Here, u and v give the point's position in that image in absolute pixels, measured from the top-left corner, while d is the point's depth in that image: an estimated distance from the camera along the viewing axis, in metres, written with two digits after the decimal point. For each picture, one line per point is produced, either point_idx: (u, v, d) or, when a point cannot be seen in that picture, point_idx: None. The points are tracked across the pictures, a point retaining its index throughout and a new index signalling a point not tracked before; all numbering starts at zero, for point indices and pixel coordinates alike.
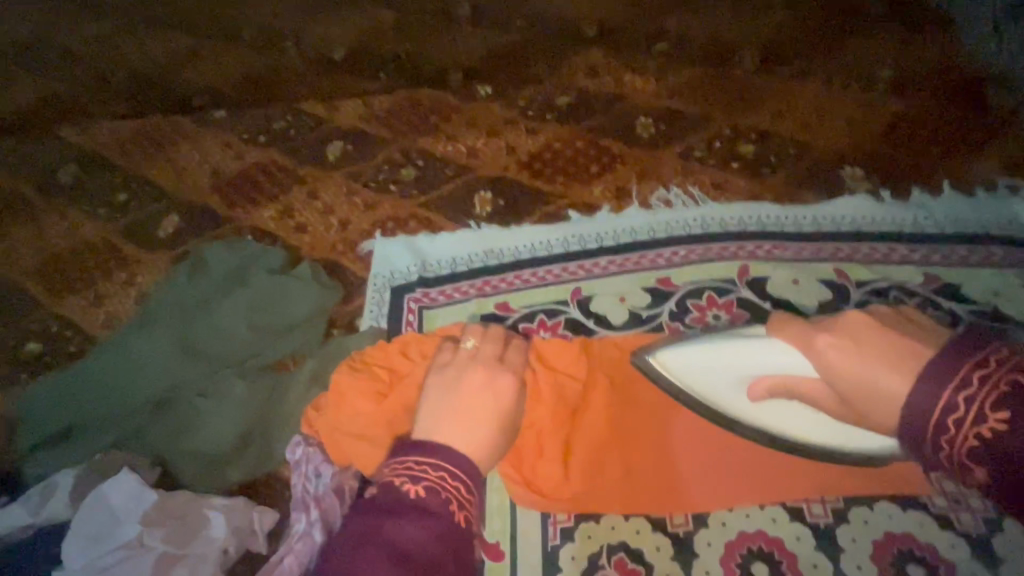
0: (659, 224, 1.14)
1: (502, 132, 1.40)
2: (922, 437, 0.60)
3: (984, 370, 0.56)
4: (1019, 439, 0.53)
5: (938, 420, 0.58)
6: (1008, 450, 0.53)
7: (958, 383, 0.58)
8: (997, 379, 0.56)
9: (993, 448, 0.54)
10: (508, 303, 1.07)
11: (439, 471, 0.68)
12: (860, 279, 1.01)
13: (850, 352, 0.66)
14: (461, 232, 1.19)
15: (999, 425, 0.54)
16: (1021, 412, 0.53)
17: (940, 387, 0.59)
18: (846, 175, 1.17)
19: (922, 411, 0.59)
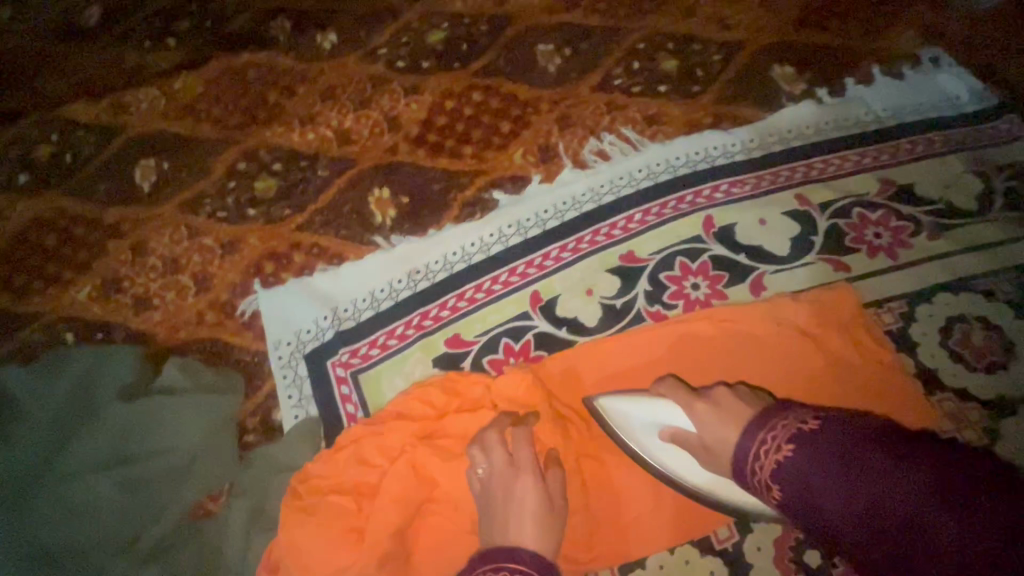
0: (602, 185, 0.96)
1: (373, 99, 1.07)
2: (747, 476, 0.63)
3: (785, 419, 0.62)
4: (805, 459, 0.57)
5: (750, 459, 0.63)
6: (799, 468, 0.57)
7: (781, 416, 0.63)
8: (791, 423, 0.61)
9: (789, 469, 0.58)
10: (462, 335, 0.87)
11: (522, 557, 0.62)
12: (822, 201, 0.93)
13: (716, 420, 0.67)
14: (370, 256, 0.93)
15: (790, 451, 0.59)
16: (814, 446, 0.57)
17: (758, 428, 0.63)
18: (779, 77, 1.04)
19: (748, 455, 0.63)
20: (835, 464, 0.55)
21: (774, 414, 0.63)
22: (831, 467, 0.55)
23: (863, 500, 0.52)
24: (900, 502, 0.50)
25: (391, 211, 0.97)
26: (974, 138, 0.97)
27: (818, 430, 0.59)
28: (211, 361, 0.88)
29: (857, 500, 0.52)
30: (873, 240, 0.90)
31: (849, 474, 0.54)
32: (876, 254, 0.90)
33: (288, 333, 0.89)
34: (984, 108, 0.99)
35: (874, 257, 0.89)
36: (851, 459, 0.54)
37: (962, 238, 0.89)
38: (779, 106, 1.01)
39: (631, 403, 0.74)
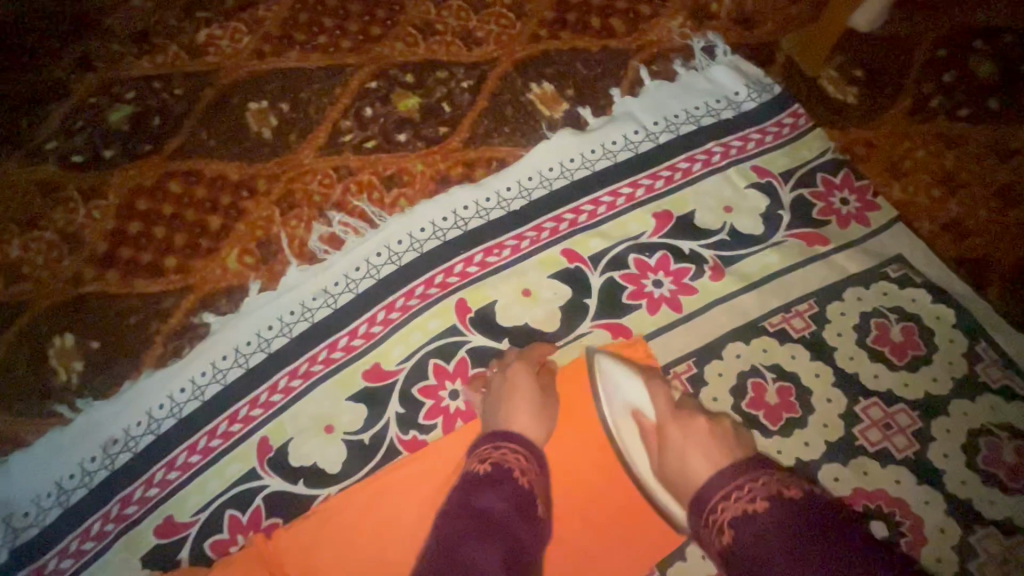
0: (335, 283, 0.78)
1: (44, 214, 0.84)
2: (700, 520, 0.59)
3: (756, 478, 0.56)
4: (778, 530, 0.51)
5: (711, 502, 0.58)
6: (759, 538, 0.52)
7: (750, 478, 0.57)
8: (774, 482, 0.55)
9: (753, 527, 0.53)
10: (175, 517, 0.70)
11: (508, 447, 0.65)
12: (593, 253, 0.79)
13: (688, 443, 0.63)
14: (48, 436, 0.73)
15: (764, 511, 0.53)
16: (780, 528, 0.51)
17: (727, 479, 0.58)
18: (537, 99, 0.87)
19: (696, 516, 0.60)
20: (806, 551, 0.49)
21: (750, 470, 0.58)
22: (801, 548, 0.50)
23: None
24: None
25: (78, 364, 0.77)
26: (755, 141, 0.84)
27: (795, 504, 0.53)
28: None
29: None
30: (653, 290, 0.77)
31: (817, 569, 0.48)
32: (658, 309, 0.76)
33: None
34: (763, 101, 0.86)
35: (656, 312, 0.76)
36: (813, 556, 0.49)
37: (750, 271, 0.77)
38: (538, 138, 0.85)
39: (624, 388, 0.70)
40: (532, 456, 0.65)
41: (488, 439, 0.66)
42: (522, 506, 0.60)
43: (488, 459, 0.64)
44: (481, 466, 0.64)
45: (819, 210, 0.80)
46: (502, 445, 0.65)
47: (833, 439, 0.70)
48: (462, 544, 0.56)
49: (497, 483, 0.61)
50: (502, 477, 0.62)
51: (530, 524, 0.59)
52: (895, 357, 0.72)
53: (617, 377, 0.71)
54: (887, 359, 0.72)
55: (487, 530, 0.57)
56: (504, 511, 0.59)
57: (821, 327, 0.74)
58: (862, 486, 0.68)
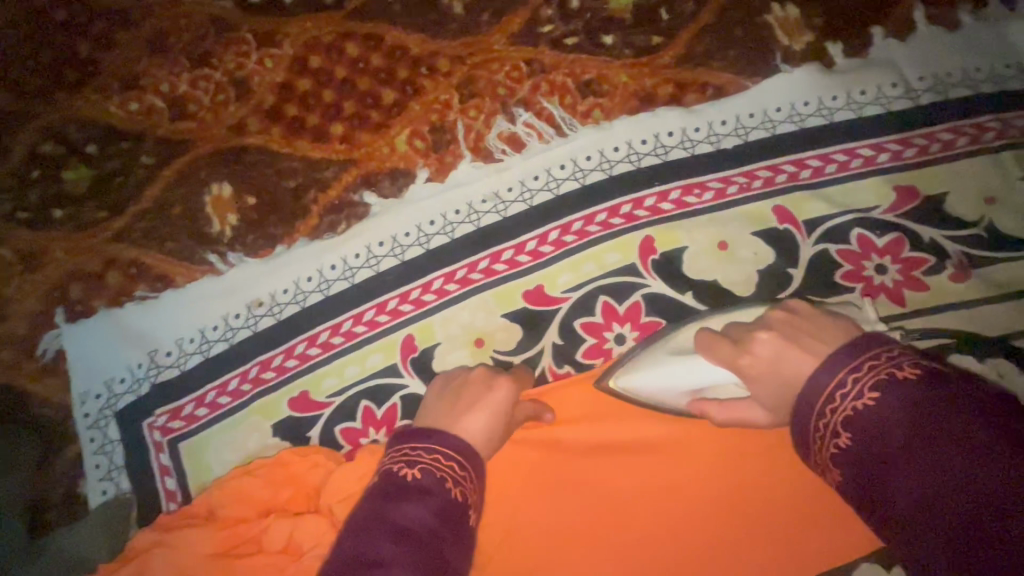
0: (509, 189, 0.70)
1: (215, 53, 0.79)
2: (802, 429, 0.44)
3: (864, 360, 0.42)
4: (911, 405, 0.38)
5: (817, 401, 0.43)
6: (894, 411, 0.38)
7: (868, 357, 0.42)
8: (891, 362, 0.41)
9: (875, 420, 0.39)
10: (313, 394, 0.68)
11: (442, 454, 0.51)
12: (810, 217, 0.67)
13: (782, 351, 0.49)
14: (199, 283, 0.71)
15: (882, 404, 0.39)
16: (915, 394, 0.38)
17: (834, 363, 0.43)
18: (775, 23, 0.73)
19: (806, 425, 0.43)
20: (949, 420, 0.36)
21: (869, 345, 0.43)
22: (948, 418, 0.36)
23: (947, 474, 0.34)
24: (995, 493, 0.33)
25: (233, 217, 0.74)
26: None
27: (922, 384, 0.39)
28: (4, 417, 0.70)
29: (939, 477, 0.35)
30: (873, 276, 0.65)
31: (959, 439, 0.35)
32: (875, 298, 0.65)
33: (97, 383, 0.70)
34: None
35: (872, 301, 0.65)
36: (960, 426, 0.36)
37: (1002, 278, 0.64)
38: (769, 71, 0.72)
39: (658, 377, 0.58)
40: (471, 466, 0.52)
41: (409, 437, 0.53)
42: (455, 527, 0.47)
43: (416, 465, 0.50)
44: (406, 470, 0.49)
45: None
46: (430, 446, 0.51)
47: None
48: (380, 565, 0.42)
49: (418, 496, 0.47)
50: (434, 491, 0.48)
51: (461, 550, 0.47)
52: None
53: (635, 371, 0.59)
54: None
55: (409, 546, 0.44)
56: (431, 530, 0.45)
57: None
58: None
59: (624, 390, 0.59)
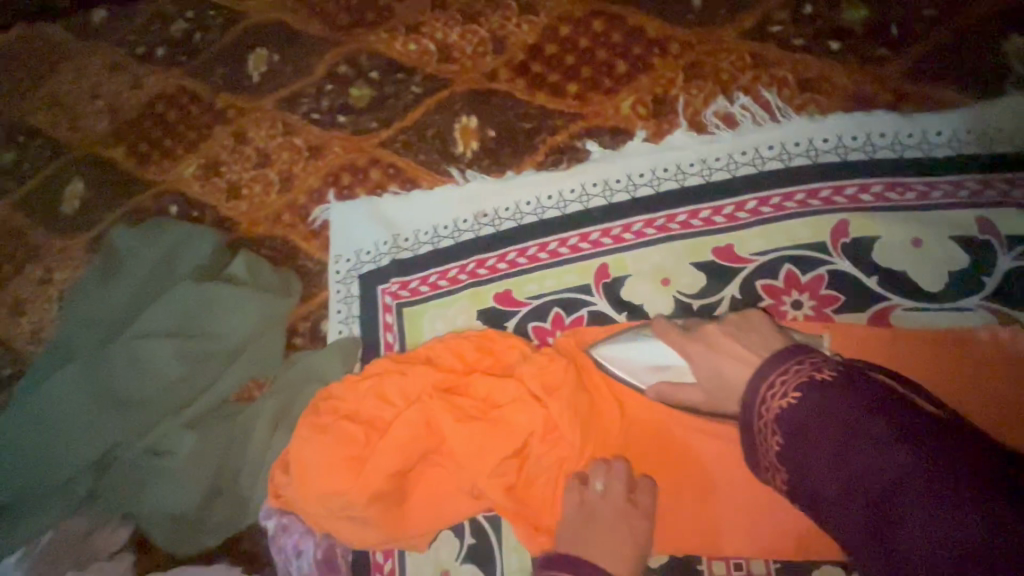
0: (717, 158, 0.80)
1: (484, 14, 0.97)
2: (749, 411, 0.58)
3: (803, 360, 0.56)
4: (824, 402, 0.51)
5: (758, 396, 0.57)
6: (808, 411, 0.52)
7: (797, 361, 0.56)
8: (812, 367, 0.54)
9: (798, 413, 0.52)
10: (515, 294, 0.81)
11: None
12: (1015, 233, 0.70)
13: (720, 349, 0.65)
14: (440, 189, 0.88)
15: (799, 401, 0.53)
16: (826, 394, 0.51)
17: (770, 366, 0.57)
18: (1011, 52, 0.76)
19: (749, 416, 0.58)
20: (847, 419, 0.49)
21: (797, 354, 0.57)
22: (846, 412, 0.49)
23: (850, 464, 0.47)
24: (873, 481, 0.46)
25: (474, 143, 0.90)
26: None
27: (827, 384, 0.52)
28: (278, 260, 0.92)
29: (843, 468, 0.48)
30: None
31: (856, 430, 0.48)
32: None
33: (349, 250, 0.89)
34: None
35: None
36: (851, 422, 0.49)
37: None
38: (996, 94, 0.75)
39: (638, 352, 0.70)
40: None
41: (559, 558, 0.64)
42: None
43: None
44: None
45: None
46: None
47: None
48: None
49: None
50: None
51: None
52: None
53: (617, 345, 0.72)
54: None
55: None
56: None
57: None
58: None
59: (598, 354, 0.72)
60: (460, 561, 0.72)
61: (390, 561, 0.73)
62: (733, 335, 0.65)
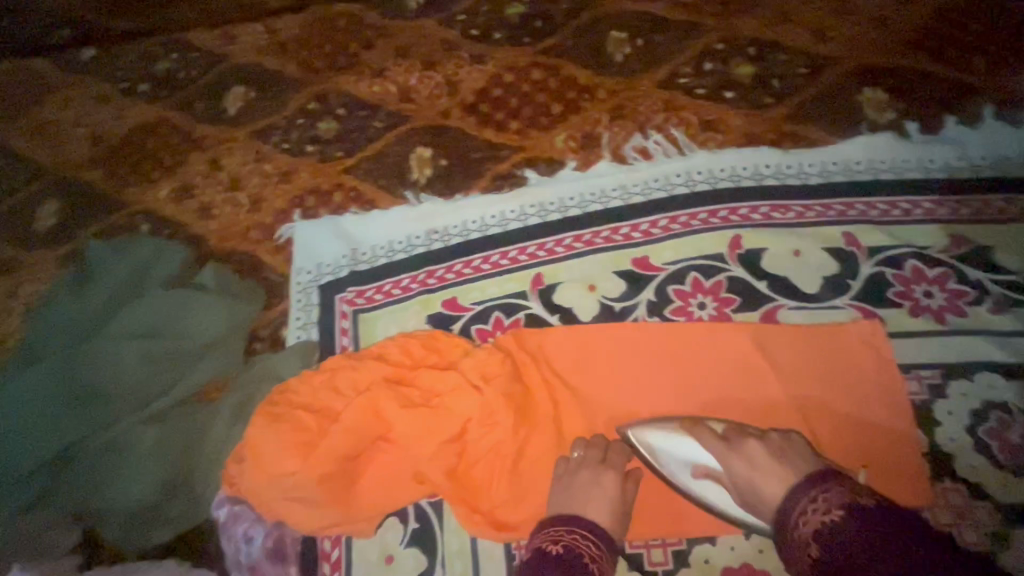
0: (634, 185, 0.94)
1: (439, 63, 1.12)
2: (788, 528, 0.65)
3: (830, 489, 0.63)
4: (857, 535, 0.57)
5: (794, 519, 0.65)
6: (844, 550, 0.58)
7: (820, 490, 0.64)
8: (849, 491, 0.62)
9: (836, 530, 0.59)
10: (461, 300, 0.91)
11: (578, 533, 0.70)
12: (873, 245, 0.84)
13: (768, 463, 0.70)
14: (396, 209, 0.99)
15: (840, 518, 0.60)
16: (865, 517, 0.58)
17: (806, 489, 0.65)
18: (865, 102, 0.94)
19: (781, 528, 0.66)
20: (879, 544, 0.56)
21: (832, 479, 0.64)
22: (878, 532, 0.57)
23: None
24: None
25: (428, 171, 1.02)
26: None
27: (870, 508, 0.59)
28: (244, 272, 0.99)
29: None
30: (920, 299, 0.80)
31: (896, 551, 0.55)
32: (920, 315, 0.80)
33: (311, 263, 0.98)
34: None
35: (917, 317, 0.80)
36: (880, 549, 0.55)
37: None
38: (855, 134, 0.92)
39: (672, 447, 0.75)
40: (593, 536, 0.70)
41: (552, 522, 0.71)
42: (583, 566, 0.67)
43: (560, 543, 0.68)
44: (553, 546, 0.68)
45: None
46: (573, 530, 0.70)
47: None
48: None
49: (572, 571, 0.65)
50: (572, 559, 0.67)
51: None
52: None
53: (656, 437, 0.76)
54: None
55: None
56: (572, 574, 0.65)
57: None
58: None
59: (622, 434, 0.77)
60: (403, 545, 0.76)
61: (338, 548, 0.77)
62: (772, 458, 0.70)
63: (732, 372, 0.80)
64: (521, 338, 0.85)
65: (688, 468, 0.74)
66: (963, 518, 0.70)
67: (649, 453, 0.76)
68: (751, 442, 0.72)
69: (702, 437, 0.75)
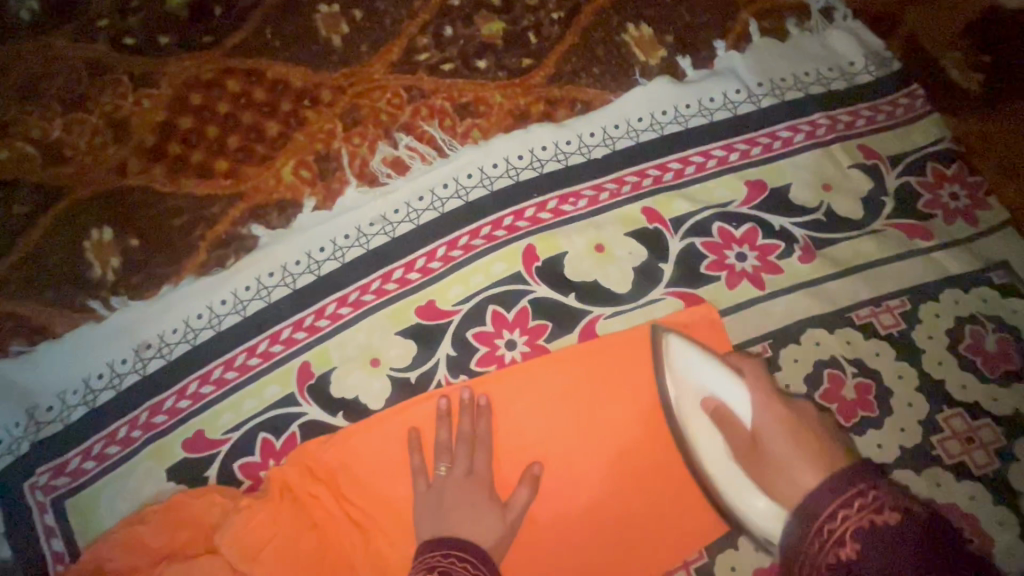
0: (395, 210, 0.73)
1: (90, 97, 0.78)
2: (803, 530, 0.50)
3: (876, 487, 0.48)
4: (907, 534, 0.44)
5: (823, 510, 0.50)
6: (883, 541, 0.45)
7: (866, 486, 0.49)
8: (904, 501, 0.47)
9: (879, 538, 0.45)
10: (208, 433, 0.66)
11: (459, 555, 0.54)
12: (675, 215, 0.73)
13: (789, 433, 0.55)
14: (80, 331, 0.69)
15: (892, 523, 0.45)
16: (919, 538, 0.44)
17: (837, 492, 0.50)
18: (631, 42, 0.80)
19: (793, 530, 0.52)
20: (947, 561, 0.42)
21: (879, 480, 0.49)
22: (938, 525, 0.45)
23: None
24: None
25: (115, 261, 0.72)
26: (864, 118, 0.77)
27: (931, 523, 0.45)
28: None
29: None
30: (734, 264, 0.71)
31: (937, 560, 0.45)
32: (738, 284, 0.71)
33: None
34: (880, 76, 0.79)
35: (736, 287, 0.71)
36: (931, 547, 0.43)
37: (842, 256, 0.71)
38: (629, 85, 0.78)
39: (708, 378, 0.60)
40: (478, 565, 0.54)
41: (427, 547, 0.55)
42: None
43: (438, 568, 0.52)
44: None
45: (924, 203, 0.73)
46: (451, 550, 0.54)
47: (909, 442, 0.65)
48: None
49: None
50: None
51: None
52: (987, 369, 0.67)
53: (688, 357, 0.62)
54: (978, 370, 0.67)
55: None
56: None
57: (911, 326, 0.69)
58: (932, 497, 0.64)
59: (664, 343, 0.64)
60: None
61: None
62: (800, 432, 0.55)
63: (567, 412, 0.66)
64: (303, 462, 0.64)
65: (699, 398, 0.61)
66: None
67: (672, 374, 0.63)
68: (803, 404, 0.59)
69: (739, 373, 0.60)
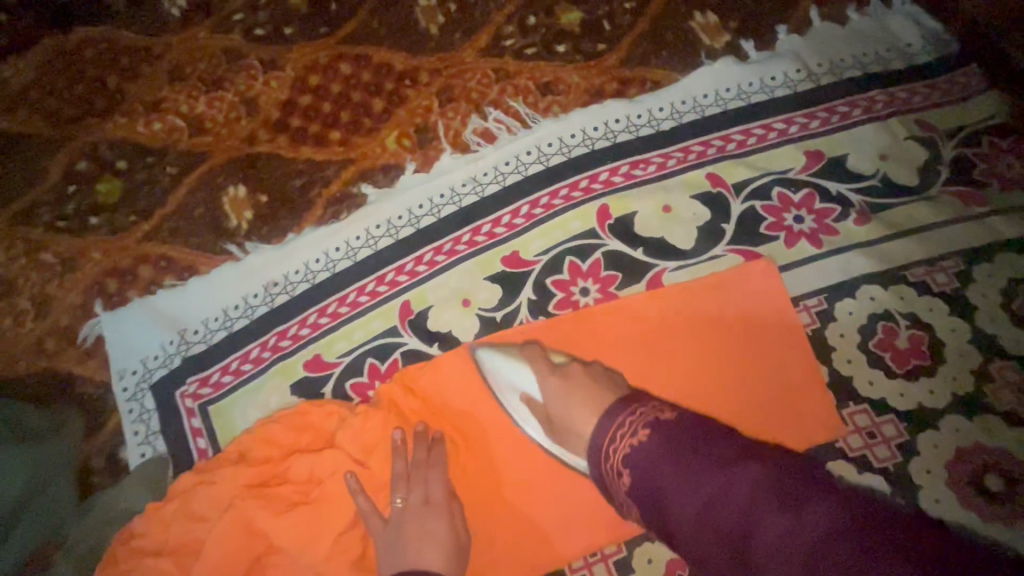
0: (484, 174, 0.83)
1: (227, 78, 0.93)
2: (602, 462, 0.59)
3: (645, 404, 0.59)
4: (657, 447, 0.54)
5: (605, 449, 0.59)
6: (641, 464, 0.54)
7: (631, 412, 0.59)
8: (654, 412, 0.58)
9: (643, 454, 0.55)
10: (325, 356, 0.78)
11: None
12: (737, 181, 0.80)
13: (564, 395, 0.64)
14: (220, 268, 0.82)
15: (646, 439, 0.55)
16: (674, 437, 0.54)
17: (609, 419, 0.60)
18: (698, 28, 0.88)
19: (596, 455, 0.60)
20: (694, 455, 0.51)
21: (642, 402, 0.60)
22: (671, 475, 0.51)
23: (701, 488, 0.49)
24: (737, 499, 0.47)
25: (248, 213, 0.85)
26: (921, 95, 0.82)
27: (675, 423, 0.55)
28: (47, 395, 0.80)
29: (692, 492, 0.49)
30: (792, 225, 0.78)
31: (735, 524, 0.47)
32: (796, 242, 0.77)
33: (133, 361, 0.80)
34: (937, 56, 0.84)
35: (794, 246, 0.77)
36: (697, 458, 0.51)
37: (897, 219, 0.77)
38: (695, 65, 0.86)
39: (505, 367, 0.70)
40: None
41: None
42: None
43: None
44: None
45: (980, 172, 0.78)
46: None
47: (960, 391, 0.70)
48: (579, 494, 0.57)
49: None
50: None
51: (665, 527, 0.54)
52: None
53: (494, 359, 0.71)
54: None
55: None
56: None
57: (964, 286, 0.73)
58: (981, 441, 0.68)
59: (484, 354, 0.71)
60: None
61: None
62: (590, 386, 0.64)
63: (635, 352, 0.74)
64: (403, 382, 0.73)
65: (512, 393, 0.69)
66: (874, 436, 0.70)
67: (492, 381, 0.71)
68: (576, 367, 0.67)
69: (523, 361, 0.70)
